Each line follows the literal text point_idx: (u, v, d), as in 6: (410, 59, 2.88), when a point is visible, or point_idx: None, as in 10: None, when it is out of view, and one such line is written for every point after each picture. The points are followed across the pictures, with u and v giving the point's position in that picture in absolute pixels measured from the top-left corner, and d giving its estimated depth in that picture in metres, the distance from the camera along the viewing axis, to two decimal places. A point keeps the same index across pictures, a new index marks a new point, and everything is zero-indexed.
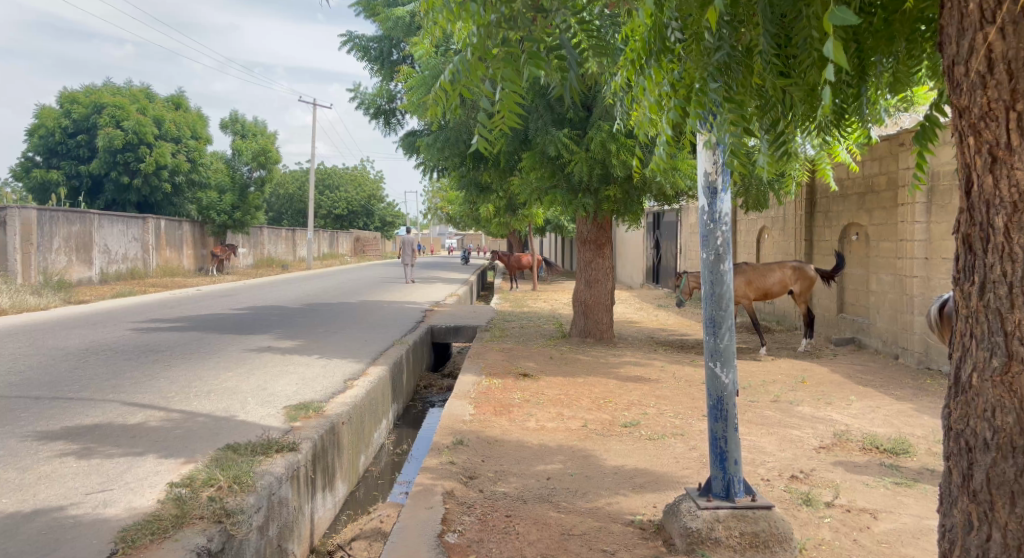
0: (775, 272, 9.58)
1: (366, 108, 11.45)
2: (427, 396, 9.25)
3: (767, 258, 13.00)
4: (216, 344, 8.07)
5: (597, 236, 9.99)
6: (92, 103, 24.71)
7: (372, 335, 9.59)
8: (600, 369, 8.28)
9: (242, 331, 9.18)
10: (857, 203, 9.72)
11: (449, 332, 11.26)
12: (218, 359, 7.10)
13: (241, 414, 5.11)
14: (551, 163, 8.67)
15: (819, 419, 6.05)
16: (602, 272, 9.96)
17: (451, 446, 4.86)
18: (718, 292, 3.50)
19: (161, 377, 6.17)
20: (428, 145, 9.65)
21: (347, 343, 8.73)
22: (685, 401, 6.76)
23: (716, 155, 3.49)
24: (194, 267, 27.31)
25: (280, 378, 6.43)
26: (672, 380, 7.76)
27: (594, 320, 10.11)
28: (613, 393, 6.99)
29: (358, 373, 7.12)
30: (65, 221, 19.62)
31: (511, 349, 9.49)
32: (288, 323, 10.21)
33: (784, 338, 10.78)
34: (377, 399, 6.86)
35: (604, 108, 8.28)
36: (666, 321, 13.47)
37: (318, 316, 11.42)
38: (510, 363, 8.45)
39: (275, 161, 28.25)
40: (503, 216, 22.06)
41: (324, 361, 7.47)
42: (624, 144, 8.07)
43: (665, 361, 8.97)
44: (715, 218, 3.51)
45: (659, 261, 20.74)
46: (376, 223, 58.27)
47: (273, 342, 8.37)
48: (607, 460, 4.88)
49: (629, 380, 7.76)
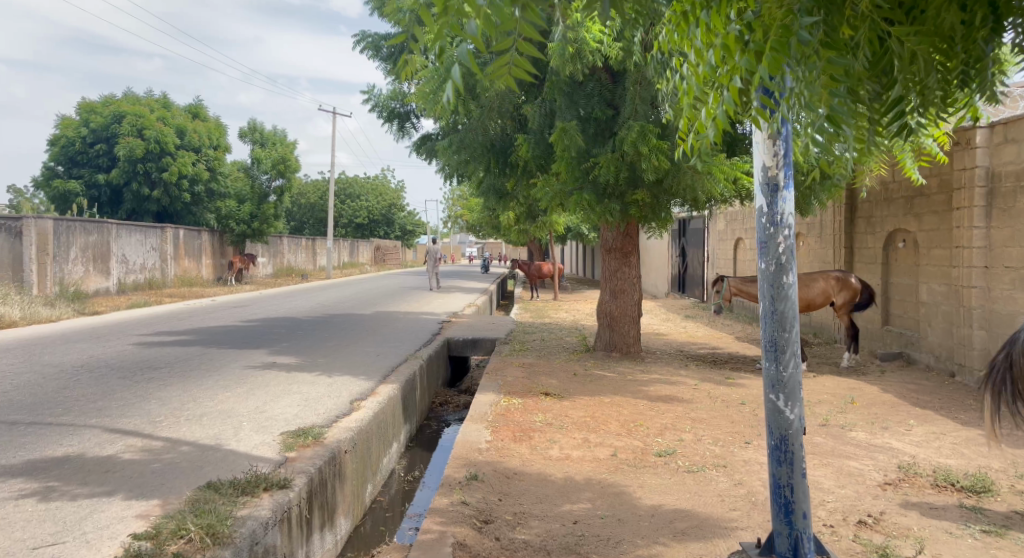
0: (817, 282, 8.91)
1: (380, 112, 10.96)
2: (443, 414, 8.71)
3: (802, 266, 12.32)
4: (218, 360, 7.60)
5: (623, 243, 9.44)
6: (112, 113, 24.69)
7: (385, 350, 9.08)
8: (629, 387, 7.67)
9: (248, 345, 8.70)
10: (903, 208, 9.06)
11: (467, 345, 10.74)
12: (217, 378, 6.60)
13: (232, 443, 4.59)
14: (577, 166, 8.09)
15: (878, 447, 5.39)
16: (629, 281, 9.40)
17: (464, 482, 4.30)
18: (780, 311, 2.93)
19: (152, 398, 5.68)
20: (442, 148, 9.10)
21: (358, 359, 8.22)
22: (724, 426, 6.14)
23: (777, 147, 2.93)
24: (212, 277, 27.11)
25: (282, 399, 5.92)
26: (708, 400, 7.14)
27: (620, 333, 9.49)
28: (643, 416, 6.39)
29: (366, 392, 6.60)
30: (83, 231, 19.40)
31: (533, 364, 8.93)
32: (298, 337, 9.72)
33: (824, 352, 10.09)
34: (387, 421, 6.32)
35: (633, 107, 7.80)
36: (695, 333, 12.81)
37: (330, 328, 10.94)
38: (530, 380, 7.88)
39: (294, 169, 27.98)
40: (524, 224, 21.53)
41: (331, 379, 6.95)
42: (657, 146, 7.45)
43: (698, 378, 8.35)
44: (776, 220, 2.93)
45: (686, 270, 20.05)
46: (397, 232, 58.05)
47: (277, 359, 7.86)
48: (642, 498, 4.28)
49: (659, 399, 7.14)
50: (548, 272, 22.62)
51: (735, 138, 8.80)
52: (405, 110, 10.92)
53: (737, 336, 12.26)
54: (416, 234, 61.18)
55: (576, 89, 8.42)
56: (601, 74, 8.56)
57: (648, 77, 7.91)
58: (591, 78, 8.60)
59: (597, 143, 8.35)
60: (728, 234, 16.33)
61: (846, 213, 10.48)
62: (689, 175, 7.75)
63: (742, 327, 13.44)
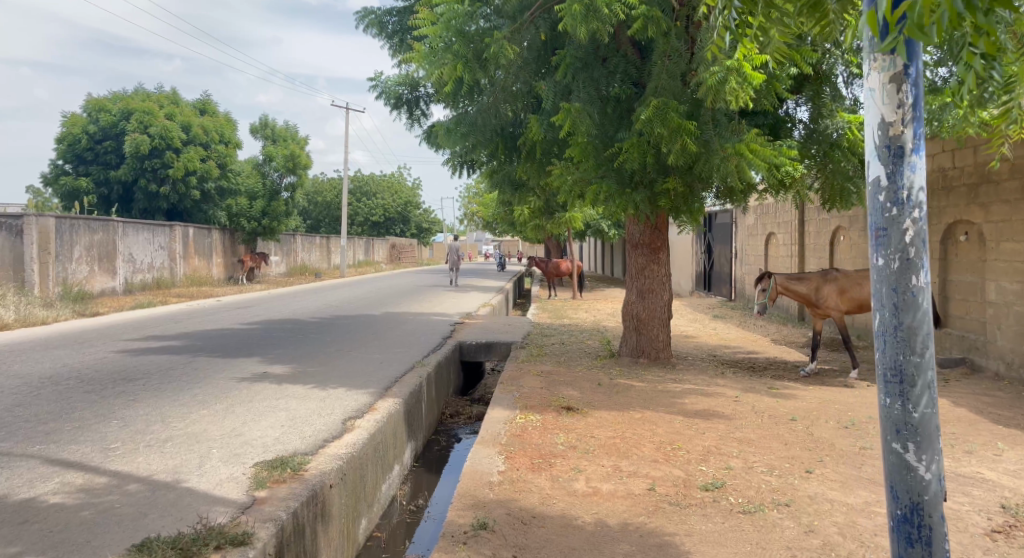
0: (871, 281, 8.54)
1: (386, 97, 10.03)
2: (452, 427, 7.94)
3: (844, 263, 11.58)
4: (203, 369, 6.86)
5: (652, 237, 8.54)
6: (120, 110, 24.23)
7: (390, 356, 8.32)
8: (662, 400, 6.82)
9: (240, 351, 7.94)
10: (967, 196, 8.15)
11: (480, 349, 9.98)
12: (196, 392, 5.84)
13: (193, 479, 3.80)
14: (598, 153, 7.25)
15: (967, 479, 4.51)
16: (657, 280, 8.55)
17: (472, 533, 3.49)
18: (907, 325, 2.06)
19: (114, 418, 4.93)
20: (444, 132, 8.17)
21: (359, 367, 7.46)
22: (777, 449, 5.29)
23: (905, 95, 2.07)
24: (223, 276, 26.55)
25: (263, 419, 5.13)
26: (752, 415, 6.27)
27: (648, 337, 8.63)
28: (681, 437, 5.55)
29: (363, 408, 5.80)
30: (87, 229, 18.81)
31: (551, 372, 8.11)
32: (297, 341, 8.97)
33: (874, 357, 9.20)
34: (386, 442, 5.52)
35: (656, 84, 6.91)
36: (726, 334, 11.91)
37: (334, 332, 10.18)
38: (550, 391, 7.07)
39: (305, 166, 27.31)
40: (541, 220, 20.72)
41: (326, 392, 6.17)
42: (682, 128, 6.54)
43: (738, 387, 7.48)
44: (900, 199, 2.07)
45: (712, 267, 19.13)
46: (412, 230, 57.46)
47: (269, 368, 7.08)
48: (691, 551, 3.45)
49: (696, 415, 6.29)
50: (566, 269, 21.74)
51: (775, 122, 7.73)
52: (415, 96, 10.01)
53: (774, 338, 11.34)
54: (433, 232, 60.53)
55: (596, 65, 7.62)
56: (627, 48, 7.73)
57: (678, 49, 7.02)
58: (616, 52, 7.76)
59: (621, 126, 7.48)
60: (759, 229, 15.40)
61: None
62: (722, 158, 6.70)
63: (776, 328, 12.52)
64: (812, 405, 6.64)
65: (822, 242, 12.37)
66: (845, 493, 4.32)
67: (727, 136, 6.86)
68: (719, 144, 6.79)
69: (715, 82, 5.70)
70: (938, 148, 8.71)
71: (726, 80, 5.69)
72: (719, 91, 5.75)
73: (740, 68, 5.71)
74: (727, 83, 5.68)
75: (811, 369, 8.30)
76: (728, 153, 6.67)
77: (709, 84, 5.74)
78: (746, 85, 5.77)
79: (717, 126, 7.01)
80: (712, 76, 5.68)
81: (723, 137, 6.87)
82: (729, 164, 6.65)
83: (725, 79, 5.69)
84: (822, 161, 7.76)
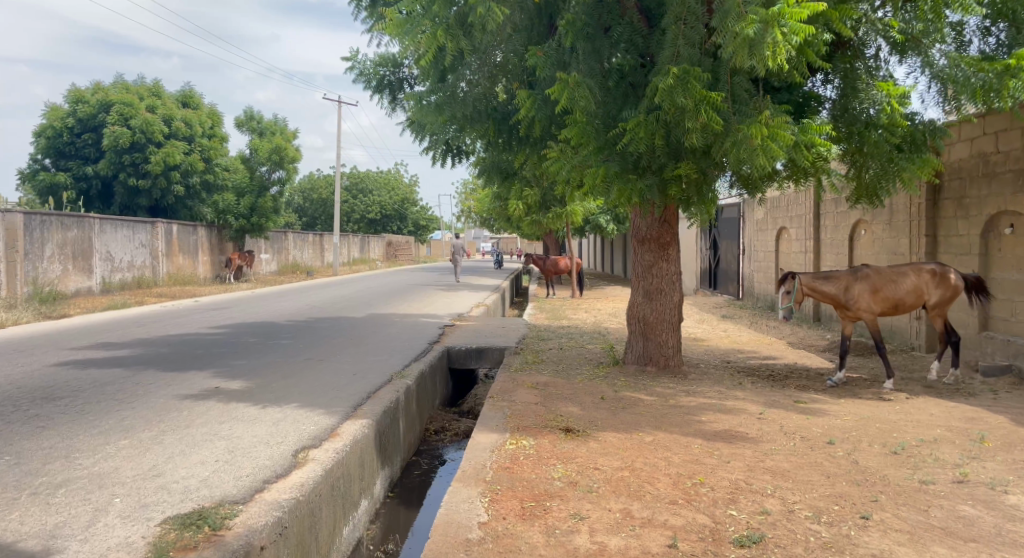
0: (907, 278, 7.65)
1: (367, 81, 8.80)
2: (437, 447, 7.01)
3: (864, 260, 10.71)
4: (145, 384, 5.94)
5: (660, 232, 7.60)
6: (99, 102, 23.36)
7: (366, 365, 7.40)
8: (674, 420, 5.91)
9: (195, 362, 7.02)
10: (1014, 182, 7.40)
11: (470, 355, 9.11)
12: (123, 415, 4.91)
13: (70, 549, 2.89)
14: (599, 134, 6.37)
15: None
16: (666, 279, 7.64)
17: None
18: None
19: (7, 453, 4.01)
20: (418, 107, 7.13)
21: (327, 380, 6.55)
22: (819, 484, 4.38)
23: None
24: (211, 274, 25.53)
25: (195, 451, 4.20)
26: (782, 438, 5.36)
27: (656, 343, 7.72)
28: (701, 468, 4.64)
29: (324, 433, 4.88)
30: (60, 226, 17.84)
31: (549, 383, 7.19)
32: (264, 350, 8.05)
33: (907, 363, 8.31)
34: (349, 475, 4.60)
35: (671, 51, 5.99)
36: (738, 337, 10.99)
37: (309, 337, 9.25)
38: (546, 408, 6.17)
39: (293, 158, 25.91)
40: (538, 215, 19.85)
41: (282, 413, 5.25)
42: (707, 101, 5.65)
43: (761, 401, 6.57)
44: None
45: (718, 264, 18.22)
46: (409, 227, 56.55)
47: (221, 382, 6.15)
48: None
49: (717, 438, 5.39)
50: (565, 267, 20.84)
51: (802, 98, 6.67)
52: (400, 78, 8.81)
53: (791, 342, 10.42)
54: (430, 230, 59.60)
55: (599, 34, 6.72)
56: (635, 16, 6.84)
57: (695, 12, 6.12)
58: (621, 20, 6.87)
59: (627, 103, 6.59)
60: (769, 223, 14.49)
61: (929, 194, 8.83)
62: (742, 136, 5.69)
63: (791, 330, 11.61)
64: (849, 423, 5.73)
65: (840, 237, 11.48)
66: (918, 550, 3.41)
67: (746, 114, 5.91)
68: (738, 122, 5.85)
69: (751, 34, 5.27)
70: (979, 130, 7.92)
71: (764, 34, 5.25)
72: (754, 47, 5.30)
73: (781, 19, 5.22)
74: (762, 37, 5.24)
75: (839, 379, 7.39)
76: (747, 133, 5.65)
77: (743, 37, 5.30)
78: (787, 42, 5.29)
79: (736, 103, 6.08)
80: (747, 28, 5.27)
81: (742, 114, 5.93)
82: (741, 148, 5.66)
83: (763, 31, 5.25)
84: (855, 145, 6.74)
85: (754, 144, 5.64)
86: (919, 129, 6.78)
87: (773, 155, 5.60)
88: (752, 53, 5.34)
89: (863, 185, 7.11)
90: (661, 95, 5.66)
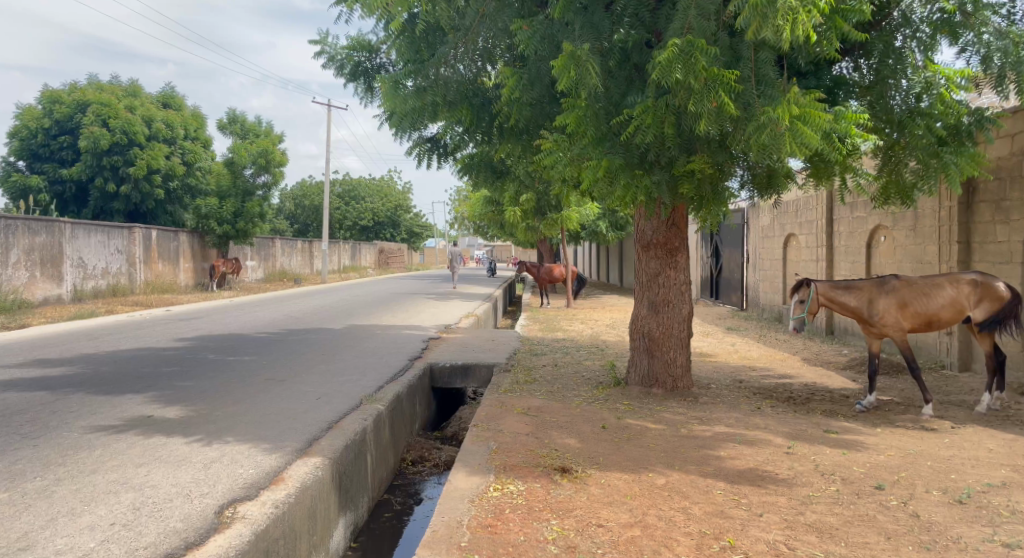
0: (942, 291, 6.78)
1: (340, 66, 7.91)
2: (413, 482, 6.08)
3: (884, 269, 9.89)
4: (62, 414, 5.02)
5: (667, 236, 6.74)
6: (75, 102, 22.51)
7: (335, 388, 6.49)
8: (688, 456, 5.01)
9: (134, 384, 6.11)
10: None
11: (454, 374, 8.24)
12: (18, 457, 4.02)
13: None
14: (600, 123, 5.51)
15: None
16: (674, 289, 6.78)
17: None
18: None
19: None
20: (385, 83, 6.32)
21: (284, 407, 5.65)
22: (878, 547, 3.50)
23: None
24: (192, 282, 24.54)
25: (94, 509, 3.32)
26: (820, 479, 4.49)
27: (663, 361, 6.85)
28: (728, 524, 3.76)
29: (266, 478, 3.96)
30: (27, 231, 16.90)
31: (542, 408, 6.30)
32: (220, 368, 7.14)
33: (942, 385, 7.44)
34: (295, 532, 3.67)
35: (680, 24, 5.17)
36: (748, 352, 10.13)
37: (276, 352, 8.35)
38: (540, 441, 5.28)
39: (279, 161, 24.87)
40: (532, 221, 19.01)
41: (219, 450, 4.35)
42: (717, 79, 4.79)
43: (787, 431, 5.70)
44: None
45: (720, 273, 17.40)
46: (403, 235, 55.63)
47: (156, 409, 5.25)
48: None
49: (741, 480, 4.51)
50: (560, 275, 19.97)
51: (831, 84, 5.86)
52: (376, 65, 7.94)
53: (806, 358, 9.56)
54: (423, 238, 58.68)
55: (598, 8, 5.90)
56: None
57: None
58: None
59: (631, 88, 5.75)
60: (776, 230, 13.66)
61: (962, 198, 7.98)
62: (765, 121, 4.84)
63: (804, 344, 10.73)
64: (895, 461, 4.86)
65: (856, 244, 10.64)
66: None
67: (771, 96, 5.06)
68: (761, 105, 4.99)
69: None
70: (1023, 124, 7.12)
71: None
72: (771, 13, 4.50)
73: None
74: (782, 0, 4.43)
75: (869, 403, 6.51)
76: (774, 115, 4.81)
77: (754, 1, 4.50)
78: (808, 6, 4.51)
79: (760, 84, 5.23)
80: None
81: (766, 96, 5.07)
82: (766, 133, 4.81)
83: None
84: (894, 137, 5.91)
85: (781, 129, 4.81)
86: (963, 122, 5.93)
87: (804, 141, 4.77)
88: (769, 22, 4.53)
89: (896, 184, 6.23)
90: (659, 71, 4.77)
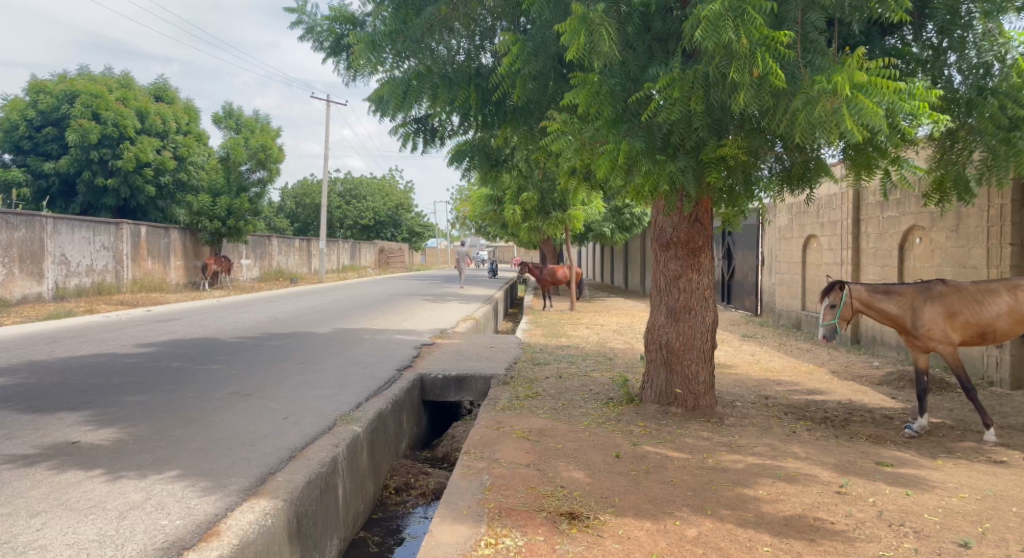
0: (1005, 298, 5.94)
1: (320, 40, 7.09)
2: (395, 516, 5.23)
3: (919, 272, 9.03)
4: None
5: (690, 234, 5.90)
6: (62, 92, 21.74)
7: (308, 404, 5.65)
8: (721, 496, 4.16)
9: (72, 399, 5.28)
10: None
11: (447, 386, 7.41)
12: None
13: None
14: (616, 99, 4.69)
15: None
16: (696, 295, 5.95)
17: None
18: None
19: None
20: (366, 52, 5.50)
21: (244, 429, 4.81)
22: None
23: None
24: (184, 281, 23.75)
25: None
26: (887, 531, 3.65)
27: (683, 377, 6.01)
28: None
29: (199, 530, 3.11)
30: (6, 225, 16.11)
31: (545, 430, 5.47)
32: (182, 379, 6.30)
33: (997, 405, 6.57)
34: None
35: None
36: (770, 362, 9.29)
37: (250, 360, 7.51)
38: (543, 474, 4.44)
39: (276, 157, 24.04)
40: (536, 220, 18.17)
41: (147, 490, 3.52)
42: (768, 41, 3.97)
43: (833, 462, 4.86)
44: None
45: (733, 276, 16.54)
46: (403, 235, 54.79)
47: (87, 432, 4.42)
48: None
49: (789, 531, 3.67)
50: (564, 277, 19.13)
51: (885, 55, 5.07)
52: None
53: (834, 370, 8.71)
54: (425, 239, 57.80)
55: None
56: None
57: None
58: None
59: (653, 59, 4.94)
60: (795, 231, 12.80)
61: (1015, 195, 7.15)
62: (816, 94, 3.97)
63: (830, 355, 9.87)
64: (973, 507, 4.01)
65: (887, 246, 9.78)
66: None
67: (820, 66, 4.22)
68: (811, 76, 4.14)
69: None
70: None
71: None
72: None
73: None
74: None
75: (921, 427, 5.66)
76: (827, 86, 3.96)
77: None
78: None
79: (806, 52, 4.39)
80: None
81: (814, 66, 4.23)
82: (817, 108, 3.93)
83: None
84: (956, 118, 5.10)
85: (835, 105, 3.93)
86: None
87: (861, 120, 3.88)
88: None
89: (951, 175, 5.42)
90: (704, 29, 3.91)
